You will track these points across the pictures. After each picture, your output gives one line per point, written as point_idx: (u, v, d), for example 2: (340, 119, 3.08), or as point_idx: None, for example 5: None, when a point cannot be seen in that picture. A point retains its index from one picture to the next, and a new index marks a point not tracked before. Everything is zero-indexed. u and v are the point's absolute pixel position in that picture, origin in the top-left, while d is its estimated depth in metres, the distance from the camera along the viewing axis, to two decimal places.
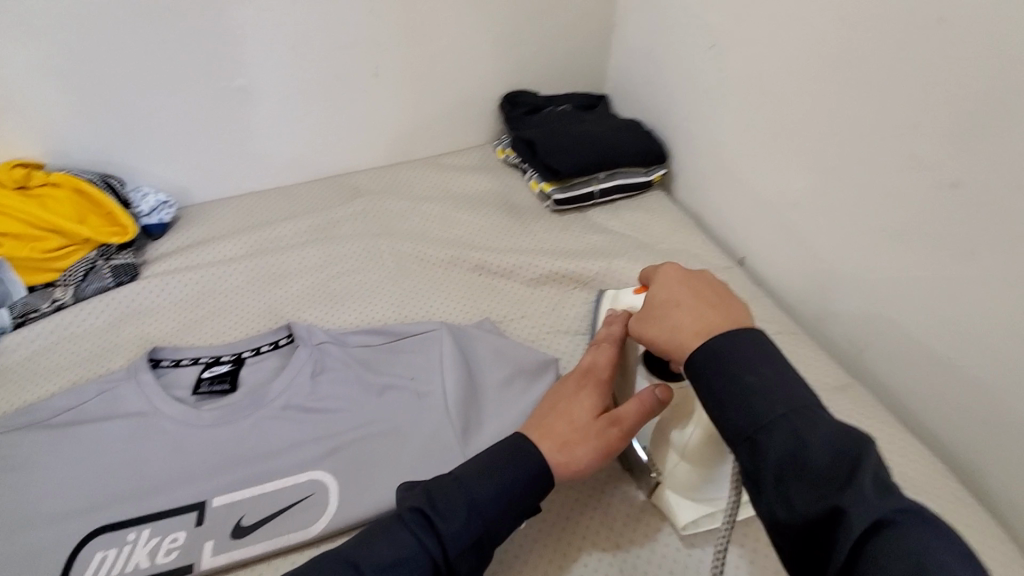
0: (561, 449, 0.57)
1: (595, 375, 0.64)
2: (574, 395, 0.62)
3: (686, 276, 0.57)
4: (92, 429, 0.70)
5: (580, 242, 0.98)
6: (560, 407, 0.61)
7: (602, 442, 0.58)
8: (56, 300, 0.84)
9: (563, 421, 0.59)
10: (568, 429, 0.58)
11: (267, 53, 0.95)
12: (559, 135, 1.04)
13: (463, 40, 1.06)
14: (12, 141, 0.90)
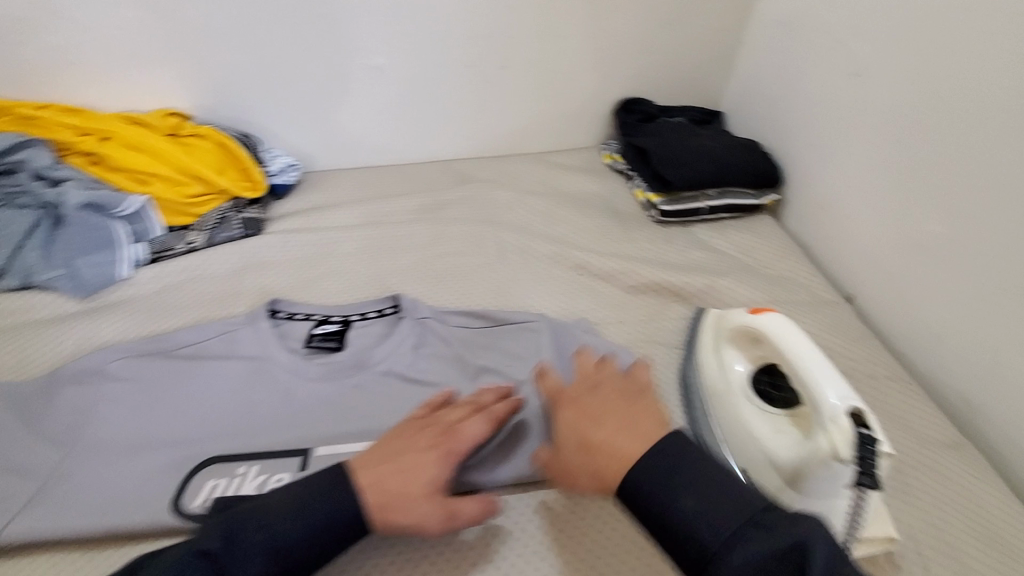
0: (381, 504, 0.50)
1: (454, 443, 0.55)
2: (424, 453, 0.54)
3: (630, 397, 0.55)
4: (212, 365, 0.74)
5: (682, 255, 0.95)
6: (405, 457, 0.53)
7: (416, 522, 0.50)
8: (190, 242, 0.91)
9: (399, 478, 0.52)
10: (398, 488, 0.51)
11: (405, 37, 0.99)
12: (675, 146, 1.02)
13: (588, 44, 1.08)
14: (167, 93, 0.97)
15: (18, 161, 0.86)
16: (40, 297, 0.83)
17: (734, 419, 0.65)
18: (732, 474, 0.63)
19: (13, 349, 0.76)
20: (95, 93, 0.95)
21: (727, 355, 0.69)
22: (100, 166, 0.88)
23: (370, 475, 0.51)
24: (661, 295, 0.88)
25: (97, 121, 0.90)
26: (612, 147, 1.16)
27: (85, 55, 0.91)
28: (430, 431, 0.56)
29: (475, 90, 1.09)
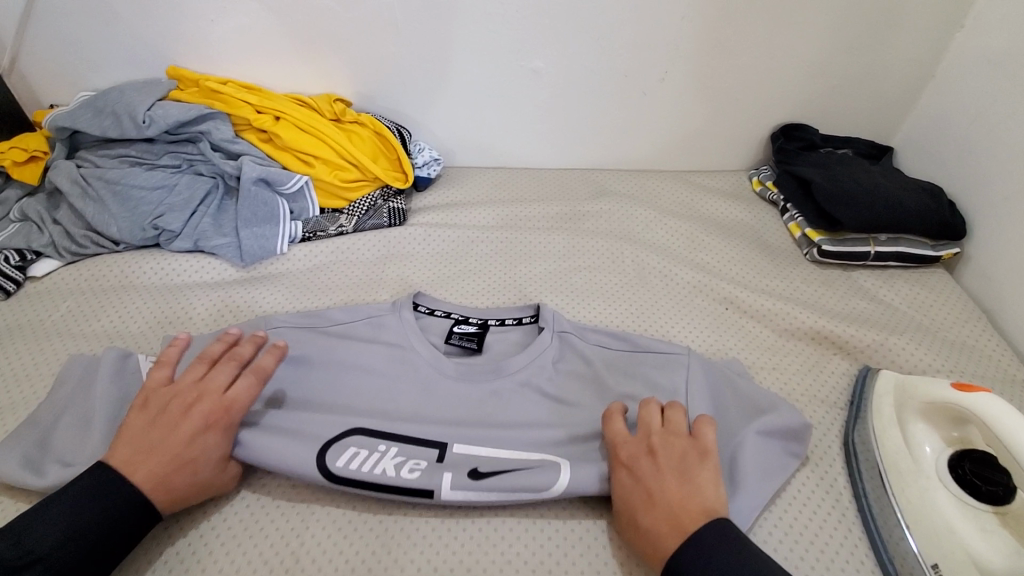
0: (179, 492, 0.56)
1: (228, 418, 0.59)
2: (198, 436, 0.57)
3: (710, 474, 0.58)
4: (359, 346, 0.73)
5: (842, 302, 0.86)
6: (183, 453, 0.56)
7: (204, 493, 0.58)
8: (340, 226, 0.94)
9: (157, 455, 0.55)
10: (184, 479, 0.56)
11: (571, 41, 0.97)
12: (847, 181, 0.93)
13: (758, 63, 1.01)
14: (335, 79, 1.01)
15: (201, 131, 0.91)
16: (207, 261, 0.88)
17: (924, 502, 0.59)
18: (918, 565, 0.56)
19: (184, 307, 0.82)
20: (272, 73, 1.00)
21: (916, 431, 0.63)
22: (271, 143, 0.93)
23: (166, 468, 0.55)
24: (821, 345, 0.80)
25: (272, 100, 0.95)
26: (764, 173, 1.09)
27: (268, 37, 0.96)
28: (176, 400, 0.59)
29: (629, 101, 1.04)
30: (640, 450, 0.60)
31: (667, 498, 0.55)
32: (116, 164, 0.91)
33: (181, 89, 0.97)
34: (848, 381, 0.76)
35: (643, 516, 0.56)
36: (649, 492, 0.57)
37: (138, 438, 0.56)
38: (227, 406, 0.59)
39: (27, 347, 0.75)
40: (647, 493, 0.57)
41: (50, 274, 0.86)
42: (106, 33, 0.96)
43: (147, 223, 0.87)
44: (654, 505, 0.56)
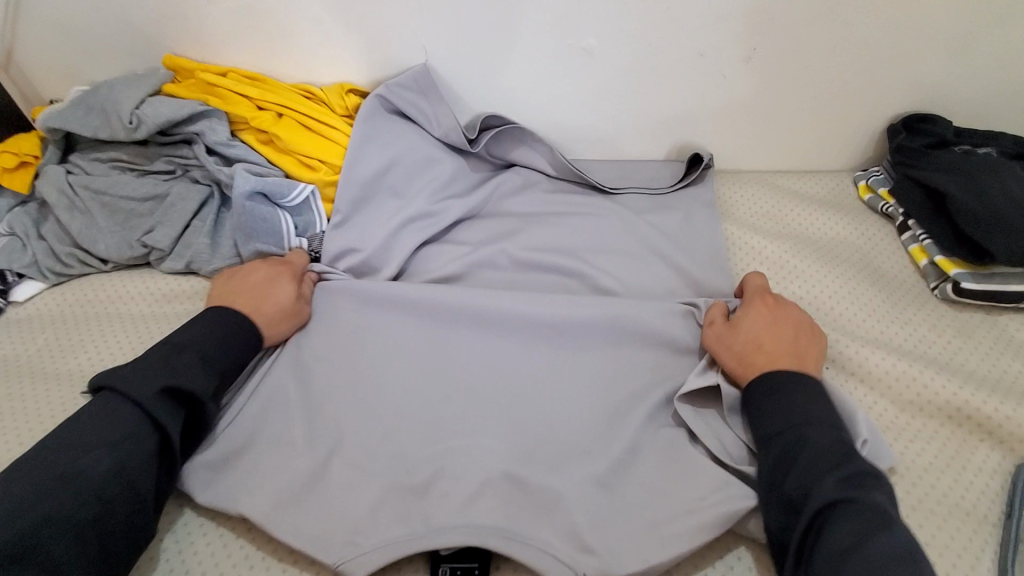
0: (272, 322, 0.67)
1: (296, 271, 0.72)
2: (280, 281, 0.69)
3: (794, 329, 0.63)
4: (388, 360, 0.67)
5: (988, 362, 0.65)
6: (259, 289, 0.68)
7: (297, 321, 0.69)
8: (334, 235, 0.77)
9: (270, 301, 0.68)
10: (276, 309, 0.67)
11: (628, 12, 0.77)
12: (997, 196, 0.70)
13: (878, 36, 0.78)
14: (350, 66, 0.86)
15: (195, 133, 0.79)
16: (203, 285, 0.77)
17: None
18: None
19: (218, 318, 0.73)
20: (278, 61, 0.86)
21: None
22: (270, 144, 0.80)
23: (257, 304, 0.67)
24: (961, 427, 0.60)
25: (275, 94, 0.81)
26: (875, 176, 0.86)
27: (269, 18, 0.81)
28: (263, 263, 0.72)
29: (704, 85, 0.84)
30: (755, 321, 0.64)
31: (791, 347, 0.60)
32: (106, 171, 0.81)
33: (177, 80, 0.85)
34: (1001, 483, 0.56)
35: (761, 354, 0.60)
36: (763, 316, 0.64)
37: (231, 294, 0.68)
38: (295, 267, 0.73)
39: (2, 392, 0.66)
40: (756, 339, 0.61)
41: (33, 299, 0.76)
42: (95, 16, 0.84)
43: (136, 240, 0.77)
44: (779, 335, 0.61)
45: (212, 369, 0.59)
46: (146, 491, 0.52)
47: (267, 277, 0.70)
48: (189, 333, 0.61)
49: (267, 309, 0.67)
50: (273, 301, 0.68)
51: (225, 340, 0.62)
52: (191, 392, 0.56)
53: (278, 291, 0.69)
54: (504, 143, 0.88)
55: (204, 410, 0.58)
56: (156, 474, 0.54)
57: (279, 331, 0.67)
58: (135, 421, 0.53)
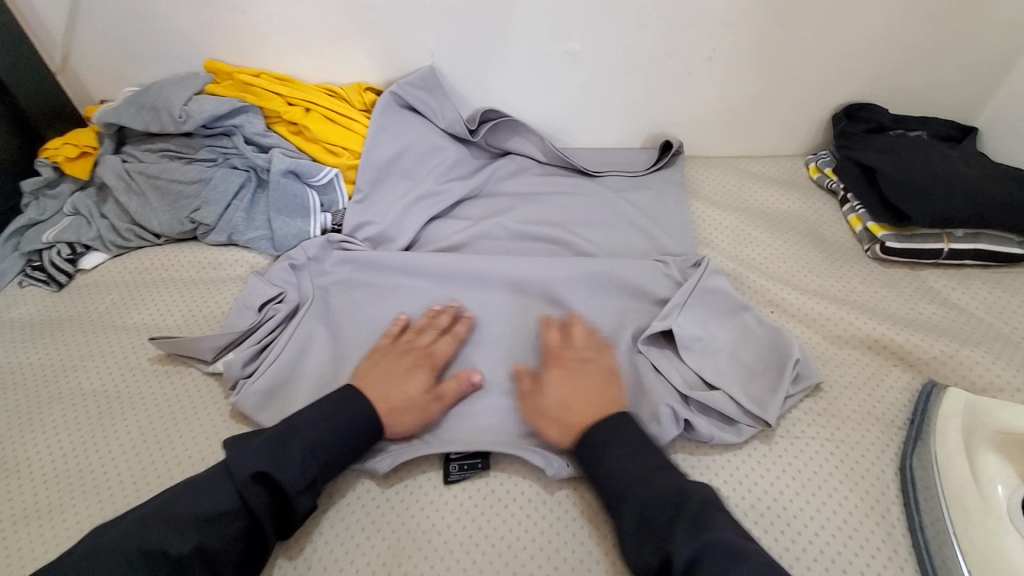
0: (389, 411, 0.65)
1: (435, 360, 0.70)
2: (412, 372, 0.68)
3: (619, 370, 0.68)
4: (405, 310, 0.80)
5: (908, 306, 0.77)
6: (395, 382, 0.66)
7: (423, 415, 0.66)
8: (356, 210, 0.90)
9: (400, 392, 0.66)
10: (402, 397, 0.66)
11: (607, 20, 0.90)
12: (918, 169, 0.83)
13: (821, 37, 0.91)
14: (366, 68, 0.99)
15: (235, 125, 0.92)
16: (243, 254, 0.90)
17: (987, 543, 0.53)
18: None
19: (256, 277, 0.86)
20: (304, 64, 0.99)
21: (987, 464, 0.57)
22: (299, 135, 0.93)
23: (383, 396, 0.65)
24: (880, 355, 0.72)
25: (303, 91, 0.94)
26: (823, 158, 0.99)
27: (297, 27, 0.94)
28: (413, 350, 0.71)
29: (673, 82, 0.97)
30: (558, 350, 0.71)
31: (584, 404, 0.64)
32: (157, 159, 0.93)
33: (217, 81, 0.99)
34: (908, 397, 0.68)
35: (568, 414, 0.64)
36: (598, 372, 0.67)
37: (364, 372, 0.68)
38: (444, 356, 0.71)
39: (81, 339, 0.80)
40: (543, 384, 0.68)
41: (99, 266, 0.90)
42: (146, 26, 0.97)
43: (185, 217, 0.90)
44: (576, 393, 0.65)
45: (313, 464, 0.58)
46: (228, 574, 0.53)
47: (410, 365, 0.68)
48: (315, 420, 0.61)
49: (364, 373, 0.68)
50: (404, 393, 0.66)
51: (340, 435, 0.61)
52: (282, 484, 0.56)
53: (413, 379, 0.67)
54: (500, 133, 1.01)
55: (293, 507, 0.57)
56: (243, 551, 0.54)
57: (403, 426, 0.65)
58: (229, 505, 0.54)
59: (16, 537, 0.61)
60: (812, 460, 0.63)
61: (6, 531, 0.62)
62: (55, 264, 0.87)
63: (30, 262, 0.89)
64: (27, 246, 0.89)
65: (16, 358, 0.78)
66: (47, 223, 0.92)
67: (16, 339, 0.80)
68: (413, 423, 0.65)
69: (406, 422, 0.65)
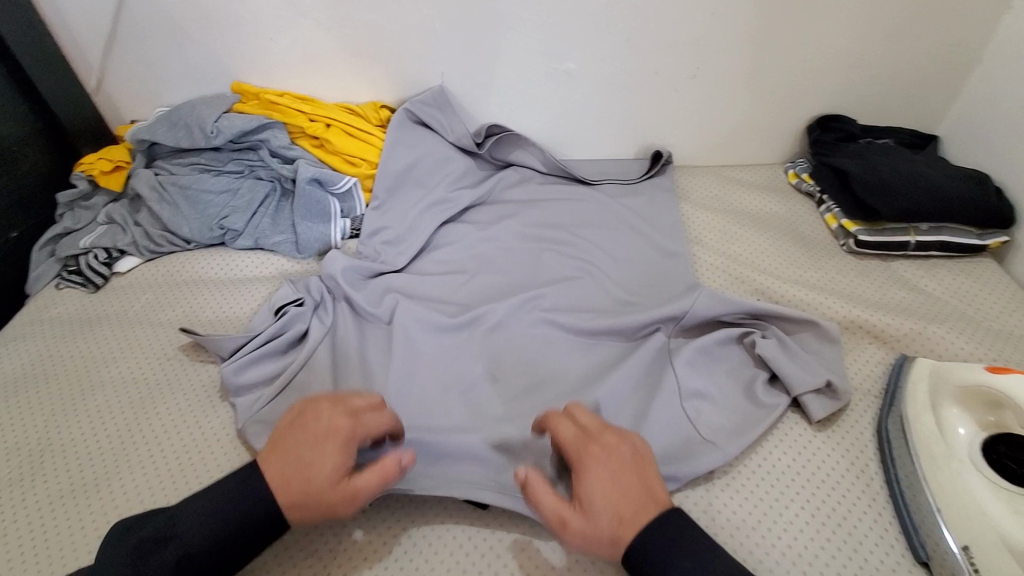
0: (284, 485, 0.58)
1: (354, 434, 0.60)
2: (324, 445, 0.59)
3: (634, 460, 0.57)
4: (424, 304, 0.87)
5: (880, 292, 0.85)
6: (304, 458, 0.59)
7: (328, 510, 0.58)
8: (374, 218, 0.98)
9: (302, 472, 0.58)
10: (302, 491, 0.57)
11: (601, 42, 0.99)
12: (885, 170, 0.92)
13: (794, 56, 1.01)
14: (381, 88, 1.08)
15: (261, 140, 1.00)
16: (267, 257, 0.97)
17: (954, 485, 0.60)
18: (952, 548, 0.57)
19: (267, 288, 0.92)
20: (323, 84, 1.08)
21: (947, 415, 0.64)
22: (320, 148, 1.01)
23: (290, 472, 0.58)
24: (858, 334, 0.80)
25: (323, 108, 1.03)
26: (800, 165, 1.08)
27: (318, 51, 1.03)
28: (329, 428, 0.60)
29: (662, 97, 1.06)
30: (590, 436, 0.59)
31: (620, 510, 0.54)
32: (188, 172, 1.01)
33: (244, 101, 1.07)
34: (883, 369, 0.75)
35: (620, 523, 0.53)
36: (626, 457, 0.57)
37: (274, 444, 0.61)
38: (361, 427, 0.61)
39: (116, 336, 0.85)
40: (610, 474, 0.55)
41: (132, 270, 0.96)
42: (178, 51, 1.06)
43: (215, 224, 0.97)
44: (616, 491, 0.54)
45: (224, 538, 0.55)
46: None
47: (334, 449, 0.59)
48: (204, 528, 0.55)
49: (269, 458, 0.60)
50: (311, 478, 0.58)
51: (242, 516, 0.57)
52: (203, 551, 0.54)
53: (323, 457, 0.59)
54: (504, 146, 1.09)
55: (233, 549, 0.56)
56: None
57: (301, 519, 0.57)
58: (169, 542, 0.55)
59: (63, 511, 0.66)
60: (798, 425, 0.70)
61: (54, 506, 0.66)
62: (93, 267, 0.93)
63: (67, 267, 0.95)
64: (65, 252, 0.95)
65: (58, 354, 0.83)
66: (83, 231, 0.99)
67: (55, 337, 0.86)
68: (316, 516, 0.58)
69: (307, 516, 0.57)
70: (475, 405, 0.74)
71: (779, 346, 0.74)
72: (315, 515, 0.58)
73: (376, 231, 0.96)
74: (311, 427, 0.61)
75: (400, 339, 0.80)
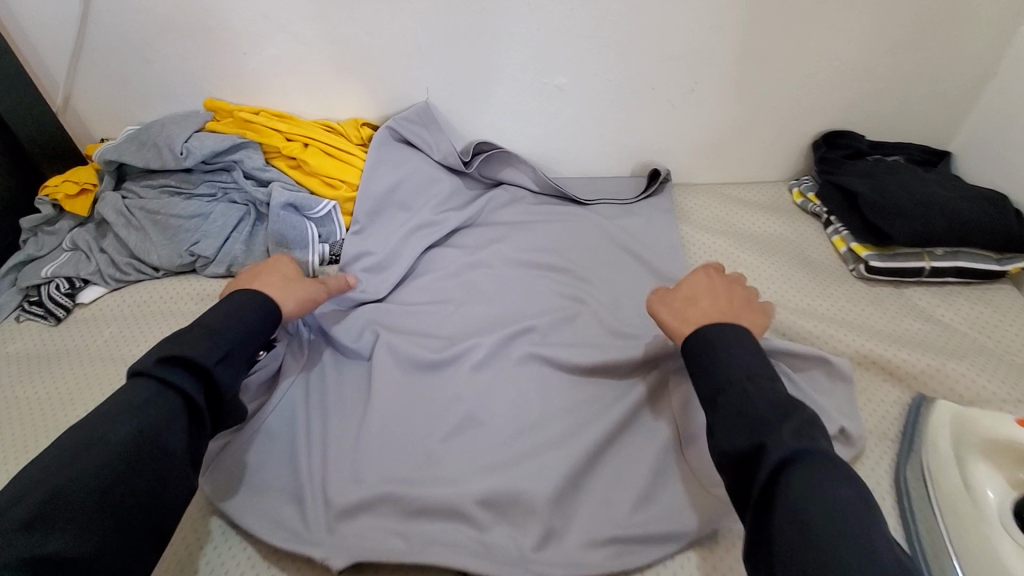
0: (282, 290, 0.70)
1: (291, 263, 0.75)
2: (291, 269, 0.74)
3: (740, 297, 0.68)
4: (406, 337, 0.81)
5: (894, 323, 0.80)
6: (269, 268, 0.73)
7: (302, 293, 0.72)
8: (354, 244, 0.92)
9: (280, 280, 0.71)
10: (278, 279, 0.71)
11: (595, 56, 0.94)
12: (896, 191, 0.87)
13: (798, 69, 0.96)
14: (363, 104, 1.02)
15: (234, 161, 0.94)
16: None
17: (983, 549, 0.54)
18: None
19: None
20: (303, 101, 1.03)
21: (977, 473, 0.58)
22: (298, 169, 0.96)
23: (270, 279, 0.71)
24: (871, 371, 0.74)
25: (301, 127, 0.98)
26: (805, 184, 1.03)
27: (296, 66, 0.98)
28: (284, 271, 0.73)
29: (660, 114, 1.01)
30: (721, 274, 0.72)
31: (727, 302, 0.66)
32: (157, 195, 0.95)
33: (218, 119, 1.02)
34: (900, 411, 0.70)
35: (694, 311, 0.66)
36: (737, 292, 0.69)
37: (244, 279, 0.72)
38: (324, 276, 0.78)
39: (76, 374, 0.79)
40: (707, 296, 0.68)
41: (96, 301, 0.90)
42: (150, 66, 1.00)
43: (184, 250, 0.91)
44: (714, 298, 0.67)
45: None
46: None
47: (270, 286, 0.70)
48: (223, 317, 0.61)
49: (244, 276, 0.72)
50: (281, 274, 0.72)
51: None
52: None
53: (282, 267, 0.74)
54: (494, 165, 1.04)
55: None
56: None
57: (290, 299, 0.70)
58: None
59: None
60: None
61: None
62: (54, 298, 0.87)
63: (27, 297, 0.89)
64: (25, 281, 0.89)
65: (12, 396, 0.77)
66: (46, 259, 0.93)
67: (10, 376, 0.80)
68: (292, 305, 0.70)
69: (288, 306, 0.69)
70: (458, 453, 0.67)
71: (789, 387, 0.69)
72: (298, 297, 0.71)
73: (357, 258, 0.91)
74: (276, 265, 0.74)
75: (379, 379, 0.74)
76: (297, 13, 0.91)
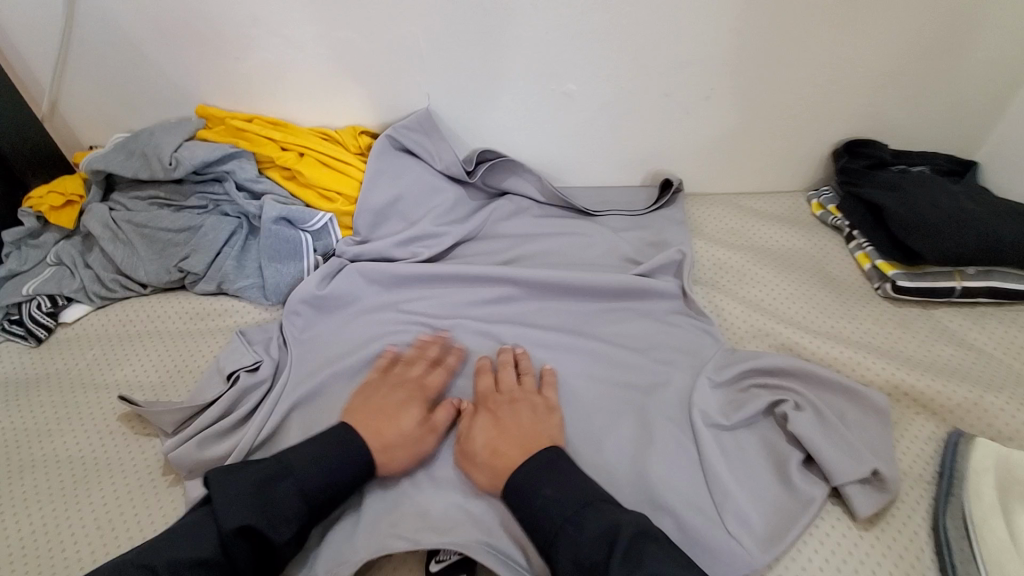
0: (402, 448, 0.62)
1: (426, 394, 0.68)
2: (406, 409, 0.65)
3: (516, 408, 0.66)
4: None
5: (924, 348, 0.75)
6: (386, 410, 0.65)
7: (426, 443, 0.64)
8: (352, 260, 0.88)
9: (389, 428, 0.63)
10: (399, 435, 0.63)
11: (604, 61, 0.89)
12: (925, 205, 0.82)
13: (819, 75, 0.91)
14: (361, 111, 0.98)
15: (225, 171, 0.90)
16: (233, 304, 0.87)
17: None
18: None
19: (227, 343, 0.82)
20: (298, 108, 0.98)
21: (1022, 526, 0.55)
22: (293, 180, 0.92)
23: (379, 432, 0.63)
24: (900, 403, 0.69)
25: (296, 136, 0.94)
26: (825, 195, 0.98)
27: (290, 71, 0.93)
28: (399, 389, 0.68)
29: (672, 121, 0.96)
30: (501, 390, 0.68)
31: (520, 435, 0.62)
32: (145, 207, 0.91)
33: (210, 127, 0.97)
34: (934, 448, 0.65)
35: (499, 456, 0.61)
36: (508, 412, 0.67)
37: (359, 413, 0.65)
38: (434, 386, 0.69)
39: (56, 401, 0.75)
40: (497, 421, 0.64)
41: (81, 320, 0.86)
42: (136, 71, 0.96)
43: (173, 266, 0.87)
44: (501, 436, 0.62)
45: None
46: None
47: (400, 400, 0.66)
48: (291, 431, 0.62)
49: (363, 416, 0.64)
50: (397, 427, 0.63)
51: None
52: None
53: (408, 414, 0.65)
54: (498, 174, 0.99)
55: None
56: None
57: (407, 453, 0.63)
58: None
59: None
60: (839, 521, 0.60)
61: None
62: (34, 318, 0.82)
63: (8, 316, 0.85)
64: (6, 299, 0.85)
65: None
66: (28, 274, 0.89)
67: None
68: (410, 460, 0.63)
69: (400, 462, 0.62)
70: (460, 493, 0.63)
71: (815, 422, 0.64)
72: (412, 448, 0.63)
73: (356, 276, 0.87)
74: (394, 411, 0.65)
75: None
76: (288, 16, 0.87)
